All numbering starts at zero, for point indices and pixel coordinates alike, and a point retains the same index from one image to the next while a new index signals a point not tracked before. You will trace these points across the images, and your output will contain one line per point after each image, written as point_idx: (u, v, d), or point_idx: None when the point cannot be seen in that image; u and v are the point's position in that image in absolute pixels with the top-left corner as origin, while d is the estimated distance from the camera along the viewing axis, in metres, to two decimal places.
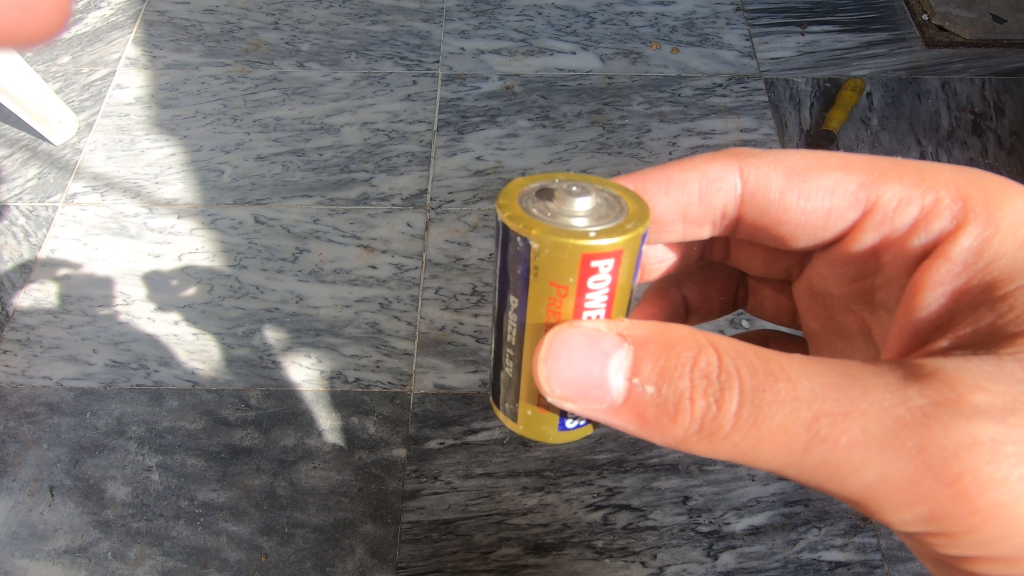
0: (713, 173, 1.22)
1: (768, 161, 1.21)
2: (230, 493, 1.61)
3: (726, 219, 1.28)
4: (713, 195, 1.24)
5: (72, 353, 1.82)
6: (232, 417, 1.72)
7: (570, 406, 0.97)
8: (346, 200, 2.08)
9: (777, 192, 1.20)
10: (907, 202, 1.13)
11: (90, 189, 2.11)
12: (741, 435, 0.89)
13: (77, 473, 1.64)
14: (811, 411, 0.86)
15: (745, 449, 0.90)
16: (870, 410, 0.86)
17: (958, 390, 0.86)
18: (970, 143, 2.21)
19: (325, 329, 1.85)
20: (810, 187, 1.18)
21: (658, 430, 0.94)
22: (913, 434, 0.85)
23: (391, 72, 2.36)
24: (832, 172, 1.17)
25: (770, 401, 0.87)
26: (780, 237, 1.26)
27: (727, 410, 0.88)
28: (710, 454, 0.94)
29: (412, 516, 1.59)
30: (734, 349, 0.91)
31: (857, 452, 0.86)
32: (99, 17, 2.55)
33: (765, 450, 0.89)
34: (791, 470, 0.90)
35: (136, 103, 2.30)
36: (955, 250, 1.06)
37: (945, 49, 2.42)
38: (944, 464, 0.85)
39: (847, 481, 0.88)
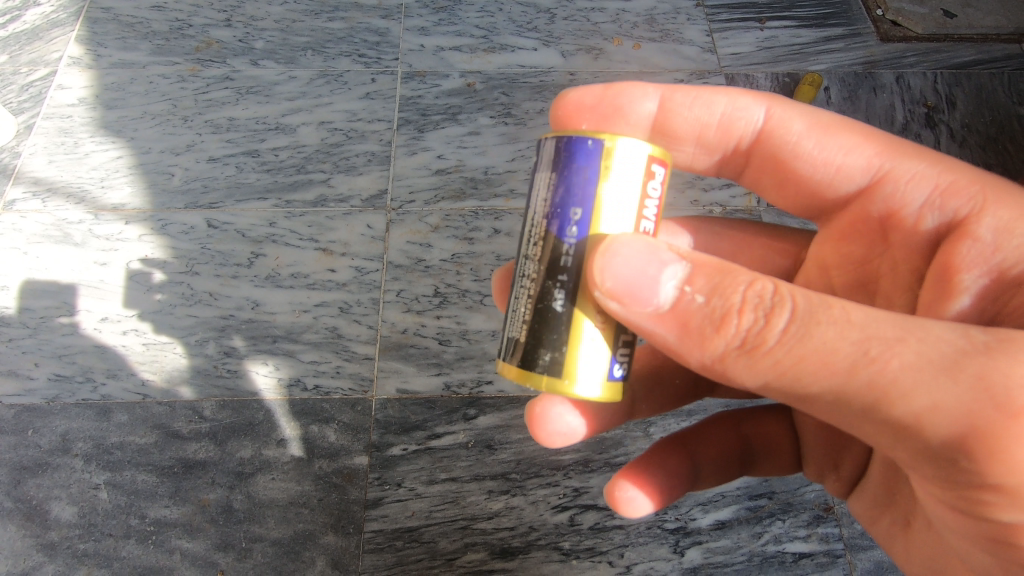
0: (740, 100, 1.19)
1: (796, 108, 1.18)
2: (183, 510, 1.58)
3: (736, 153, 1.24)
4: (735, 120, 1.20)
5: (11, 368, 1.73)
6: (185, 429, 1.66)
7: (613, 303, 0.87)
8: (303, 202, 2.02)
9: (796, 134, 1.17)
10: (921, 182, 1.08)
11: (30, 195, 2.01)
12: (786, 350, 0.81)
13: (18, 495, 1.58)
14: (866, 332, 0.78)
15: (787, 369, 0.81)
16: (930, 336, 0.78)
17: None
18: (924, 136, 2.25)
19: (282, 336, 1.80)
20: (828, 141, 1.14)
21: (697, 343, 0.85)
22: (974, 365, 0.76)
23: (349, 70, 2.30)
24: (853, 135, 1.13)
25: (823, 318, 0.80)
26: (781, 188, 1.22)
27: (775, 323, 0.81)
28: (746, 378, 0.85)
29: (375, 525, 1.57)
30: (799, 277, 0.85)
31: (912, 378, 0.77)
32: (39, 14, 2.42)
33: (812, 369, 0.80)
34: (837, 396, 0.81)
35: (79, 104, 2.20)
36: (976, 231, 1.01)
37: (898, 44, 2.46)
38: (1007, 396, 0.75)
39: (899, 407, 0.78)
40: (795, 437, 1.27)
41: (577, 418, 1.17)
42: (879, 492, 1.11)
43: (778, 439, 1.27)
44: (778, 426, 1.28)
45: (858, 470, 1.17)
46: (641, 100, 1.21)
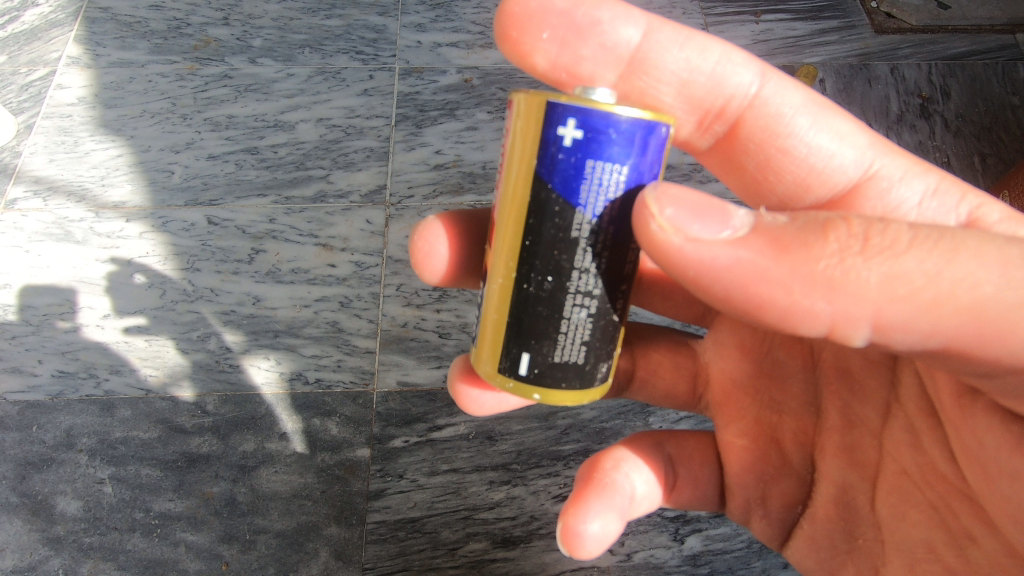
0: (735, 58, 1.13)
1: (790, 82, 1.13)
2: (187, 503, 1.59)
3: (717, 121, 1.16)
4: (724, 83, 1.12)
5: (15, 365, 1.75)
6: (188, 424, 1.67)
7: (677, 235, 0.81)
8: (302, 198, 2.03)
9: (785, 108, 1.12)
10: (919, 180, 1.10)
11: (31, 194, 2.02)
12: (909, 254, 0.76)
13: (23, 489, 1.60)
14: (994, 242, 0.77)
15: (911, 275, 0.75)
16: None
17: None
18: (919, 127, 2.27)
19: (283, 331, 1.81)
20: (817, 118, 1.12)
21: (799, 256, 0.77)
22: None
23: (347, 67, 2.31)
24: (844, 118, 1.13)
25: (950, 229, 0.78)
26: (760, 161, 1.15)
27: (896, 234, 0.77)
28: (861, 293, 0.76)
29: (377, 516, 1.58)
30: None
31: None
32: (37, 14, 2.43)
33: (959, 271, 0.75)
34: (1002, 296, 0.74)
35: (79, 103, 2.21)
36: (988, 224, 1.06)
37: (893, 36, 2.47)
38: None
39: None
40: (714, 465, 1.18)
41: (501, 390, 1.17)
42: (835, 521, 1.07)
43: (695, 466, 1.17)
44: (699, 449, 1.19)
45: (790, 509, 1.12)
46: (623, 23, 1.10)
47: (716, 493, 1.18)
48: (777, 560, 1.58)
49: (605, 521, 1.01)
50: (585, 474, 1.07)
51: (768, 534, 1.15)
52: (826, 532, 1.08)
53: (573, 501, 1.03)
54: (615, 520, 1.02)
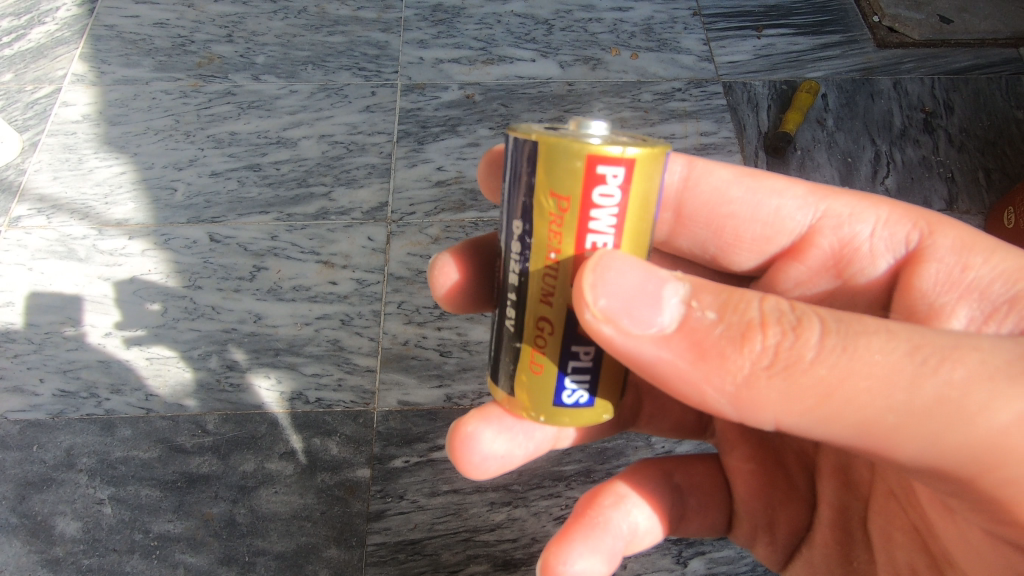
0: (661, 156, 1.17)
1: (716, 163, 1.16)
2: (187, 524, 1.59)
3: (665, 209, 1.17)
4: (658, 179, 1.16)
5: (17, 384, 1.75)
6: (188, 443, 1.67)
7: (608, 326, 0.79)
8: (304, 215, 2.03)
9: (718, 182, 1.14)
10: (868, 213, 1.08)
11: (35, 211, 2.04)
12: (825, 369, 0.73)
13: (23, 510, 1.60)
14: (912, 340, 0.73)
15: (831, 390, 0.73)
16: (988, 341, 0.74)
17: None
18: (922, 142, 2.27)
19: (284, 349, 1.81)
20: (760, 185, 1.13)
21: (718, 366, 0.76)
22: None
23: (349, 83, 2.32)
24: (782, 176, 1.13)
25: (860, 329, 0.74)
26: (717, 236, 1.16)
27: (808, 339, 0.74)
28: (774, 410, 0.76)
29: (377, 538, 1.57)
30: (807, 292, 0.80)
31: (979, 391, 0.70)
32: (44, 32, 2.45)
33: (857, 387, 0.72)
34: (894, 417, 0.72)
35: (83, 121, 2.22)
36: (935, 255, 1.00)
37: (895, 50, 2.47)
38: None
39: (972, 424, 0.70)
40: (725, 489, 1.18)
41: (503, 443, 1.10)
42: (832, 547, 1.07)
43: (705, 494, 1.17)
44: (709, 475, 1.19)
45: (793, 537, 1.12)
46: None
47: (726, 518, 1.18)
48: None
49: (591, 561, 1.00)
50: (578, 509, 1.07)
51: (772, 559, 1.16)
52: (824, 559, 1.08)
53: (557, 540, 1.02)
54: (602, 560, 1.01)
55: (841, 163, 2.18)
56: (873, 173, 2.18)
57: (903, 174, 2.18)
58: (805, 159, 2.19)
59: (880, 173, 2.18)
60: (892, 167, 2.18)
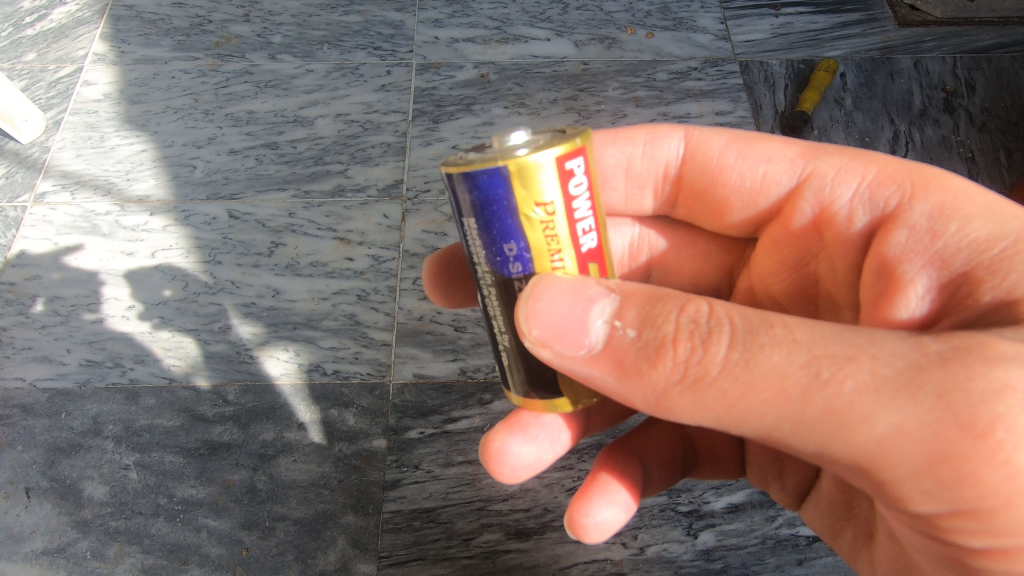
0: (658, 132, 1.20)
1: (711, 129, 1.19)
2: (209, 490, 1.64)
3: (665, 183, 1.22)
4: (658, 156, 1.20)
5: (45, 354, 1.80)
6: (210, 413, 1.72)
7: (545, 350, 0.85)
8: (321, 192, 2.06)
9: (716, 152, 1.16)
10: (854, 175, 1.05)
11: (59, 188, 2.08)
12: (729, 381, 0.75)
13: (52, 474, 1.66)
14: (815, 352, 0.73)
15: (734, 401, 0.75)
16: (881, 353, 0.73)
17: (978, 339, 0.74)
18: (942, 121, 2.24)
19: (302, 323, 1.84)
20: (749, 150, 1.14)
21: (637, 380, 0.80)
22: (927, 376, 0.71)
23: (365, 63, 2.33)
24: (773, 143, 1.13)
25: (767, 342, 0.74)
26: (715, 206, 1.19)
27: (715, 353, 0.75)
28: (690, 415, 0.79)
29: (394, 505, 1.61)
30: (729, 301, 0.80)
31: (866, 399, 0.71)
32: (65, 12, 2.48)
33: (756, 401, 0.74)
34: (789, 426, 0.75)
35: (105, 99, 2.26)
36: (907, 221, 0.96)
37: (916, 28, 2.43)
38: (969, 413, 0.70)
39: (853, 435, 0.72)
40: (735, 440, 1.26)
41: (529, 446, 1.12)
42: (835, 493, 1.10)
43: (715, 443, 1.26)
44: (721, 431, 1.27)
45: (803, 482, 1.18)
46: None
47: (738, 463, 1.29)
48: (792, 557, 1.58)
49: (612, 510, 1.08)
50: (596, 464, 1.14)
51: (787, 498, 1.23)
52: (830, 503, 1.12)
53: (579, 496, 1.10)
54: (623, 508, 1.09)
55: (859, 143, 2.16)
56: (892, 153, 2.16)
57: (922, 153, 2.16)
58: (822, 139, 2.17)
59: (898, 152, 2.16)
60: (911, 146, 2.16)
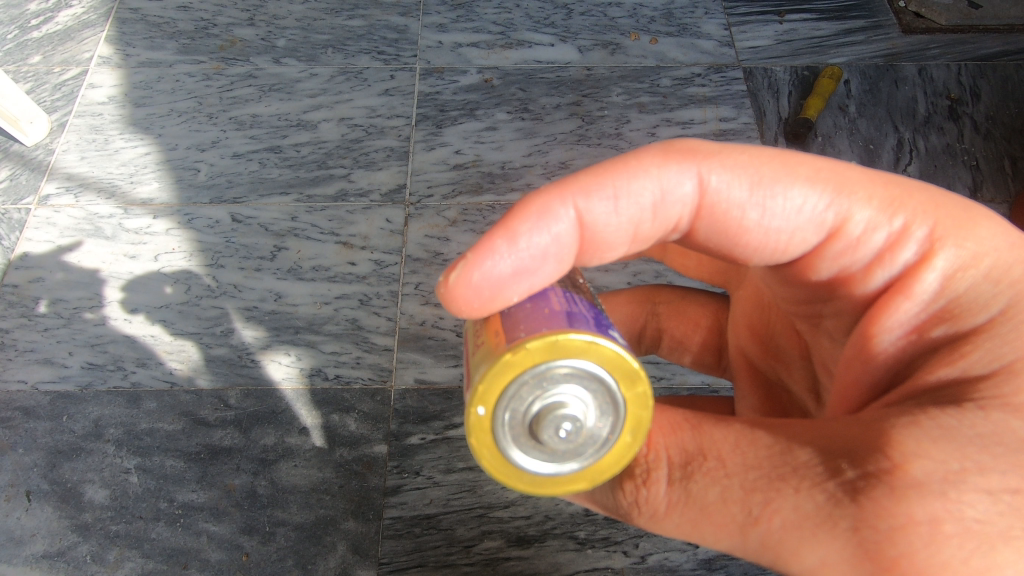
0: (666, 176, 0.88)
1: (733, 169, 0.88)
2: (210, 494, 1.64)
3: (673, 235, 0.96)
4: (667, 207, 0.89)
5: (47, 356, 1.80)
6: (211, 417, 1.72)
7: None
8: (324, 197, 2.06)
9: (735, 205, 0.89)
10: (881, 228, 0.88)
11: (63, 190, 2.09)
12: (676, 517, 0.84)
13: (54, 477, 1.66)
14: (743, 487, 0.80)
15: (686, 533, 0.84)
16: (801, 486, 0.77)
17: (892, 459, 0.76)
18: (947, 129, 2.23)
19: (304, 327, 1.84)
20: (774, 201, 0.88)
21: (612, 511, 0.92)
22: (844, 511, 0.75)
23: (369, 67, 2.33)
24: (800, 183, 0.88)
25: (698, 480, 0.82)
26: (727, 257, 0.97)
27: (656, 492, 0.85)
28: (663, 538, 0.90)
29: (394, 512, 1.61)
30: (665, 425, 0.88)
31: (791, 536, 0.77)
32: (71, 15, 2.48)
33: (703, 535, 0.83)
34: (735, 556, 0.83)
35: (109, 102, 2.27)
36: (912, 292, 0.88)
37: (921, 36, 2.42)
38: (877, 547, 0.73)
39: (788, 566, 0.78)
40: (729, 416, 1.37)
41: None
42: None
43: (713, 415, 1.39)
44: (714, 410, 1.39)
45: None
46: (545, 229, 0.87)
47: None
48: None
49: None
50: None
51: None
52: None
53: None
54: None
55: (863, 150, 2.16)
56: (896, 160, 2.15)
57: (927, 161, 2.15)
58: (826, 146, 2.16)
59: (902, 160, 2.16)
60: (915, 154, 2.15)
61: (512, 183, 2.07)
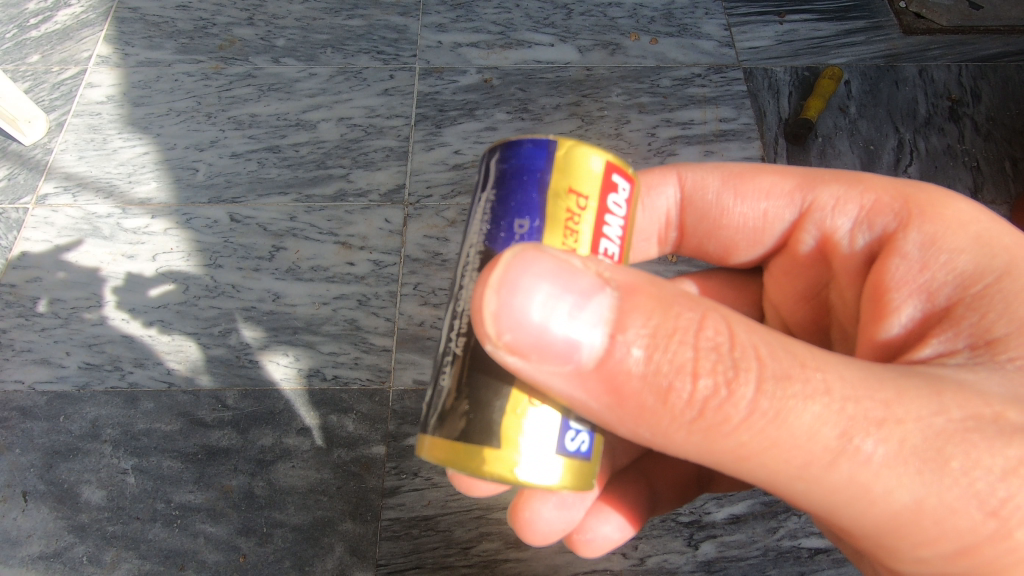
0: (652, 182, 1.20)
1: (704, 169, 1.18)
2: (207, 495, 1.63)
3: (667, 231, 1.24)
4: (652, 203, 1.20)
5: (44, 356, 1.80)
6: (209, 417, 1.71)
7: (511, 356, 0.75)
8: (323, 197, 2.05)
9: (713, 195, 1.16)
10: (853, 202, 1.04)
11: (61, 189, 2.08)
12: (749, 433, 0.73)
13: (50, 477, 1.65)
14: (848, 412, 0.72)
15: (751, 451, 0.74)
16: (909, 417, 0.73)
17: (992, 407, 0.75)
18: (947, 130, 2.23)
19: (302, 327, 1.83)
20: (746, 189, 1.14)
21: (634, 413, 0.76)
22: (953, 452, 0.72)
23: (368, 67, 2.32)
24: (767, 176, 1.13)
25: (798, 392, 0.71)
26: (722, 246, 1.21)
27: (740, 397, 0.71)
28: (697, 452, 0.77)
29: (392, 513, 1.60)
30: (746, 322, 0.75)
31: (890, 472, 0.72)
32: (69, 14, 2.48)
33: (776, 454, 0.73)
34: (801, 486, 0.76)
35: (108, 101, 2.26)
36: (901, 249, 0.94)
37: (922, 37, 2.41)
38: (986, 490, 0.72)
39: (871, 504, 0.74)
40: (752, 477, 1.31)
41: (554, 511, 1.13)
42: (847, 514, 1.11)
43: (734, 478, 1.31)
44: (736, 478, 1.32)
45: None
46: None
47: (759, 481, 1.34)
48: (793, 569, 1.57)
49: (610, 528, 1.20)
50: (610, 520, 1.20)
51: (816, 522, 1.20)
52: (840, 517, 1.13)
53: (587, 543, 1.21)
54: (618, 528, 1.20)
55: (864, 151, 2.15)
56: (896, 161, 2.15)
57: (927, 162, 2.15)
58: (826, 146, 2.16)
59: (903, 161, 2.15)
60: (916, 155, 2.15)
61: None
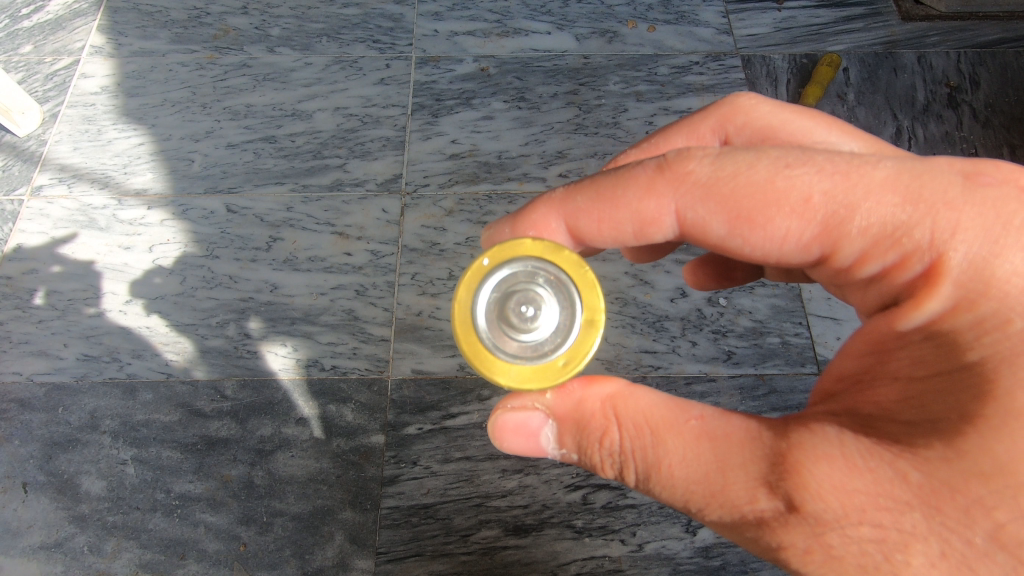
0: (646, 213, 1.05)
1: (705, 201, 1.00)
2: (207, 485, 1.64)
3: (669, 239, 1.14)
4: (649, 233, 1.08)
5: (42, 348, 1.80)
6: (208, 408, 1.71)
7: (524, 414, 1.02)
8: (319, 186, 2.04)
9: (717, 239, 1.02)
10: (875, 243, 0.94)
11: (56, 181, 2.07)
12: (705, 472, 0.90)
13: (50, 468, 1.66)
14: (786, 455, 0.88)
15: (713, 490, 0.90)
16: (848, 458, 0.84)
17: (936, 445, 0.82)
18: (946, 117, 2.22)
19: (300, 318, 1.83)
20: (757, 235, 0.98)
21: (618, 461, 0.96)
22: (892, 489, 0.81)
23: (364, 56, 2.30)
24: (781, 216, 0.96)
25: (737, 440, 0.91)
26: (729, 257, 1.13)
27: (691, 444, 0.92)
28: (673, 494, 0.93)
29: (391, 501, 1.61)
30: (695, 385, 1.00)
31: (833, 506, 0.83)
32: (61, 3, 2.45)
33: (734, 492, 0.89)
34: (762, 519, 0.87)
35: (102, 92, 2.25)
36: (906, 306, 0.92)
37: (921, 23, 2.40)
38: (930, 523, 0.79)
39: (826, 538, 0.83)
40: None
41: None
42: None
43: None
44: None
45: None
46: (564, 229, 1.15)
47: None
48: None
49: None
50: None
51: None
52: None
53: None
54: None
55: None
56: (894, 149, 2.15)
57: (925, 150, 2.15)
58: None
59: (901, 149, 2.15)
60: (913, 143, 2.15)
61: (509, 172, 2.06)
